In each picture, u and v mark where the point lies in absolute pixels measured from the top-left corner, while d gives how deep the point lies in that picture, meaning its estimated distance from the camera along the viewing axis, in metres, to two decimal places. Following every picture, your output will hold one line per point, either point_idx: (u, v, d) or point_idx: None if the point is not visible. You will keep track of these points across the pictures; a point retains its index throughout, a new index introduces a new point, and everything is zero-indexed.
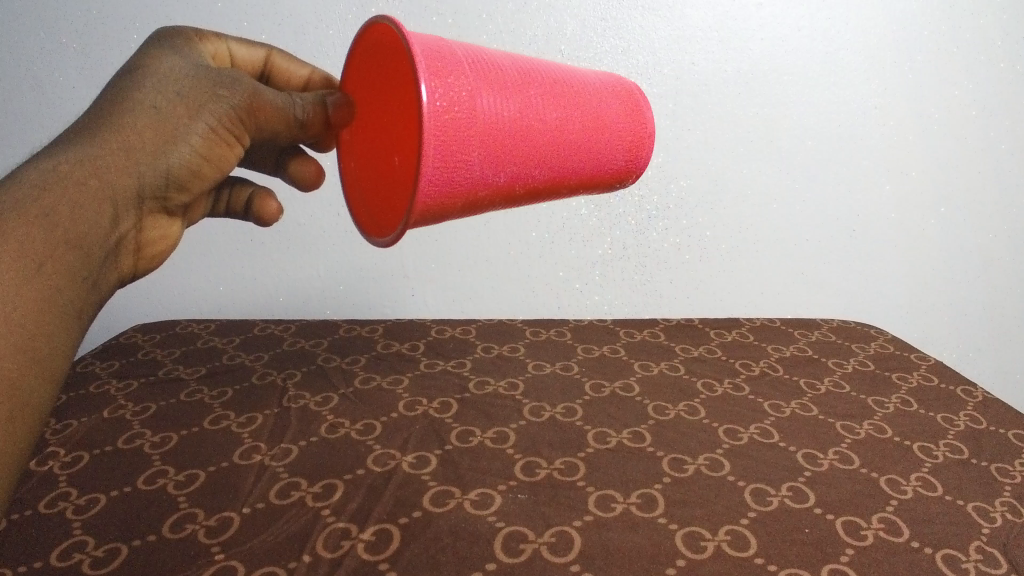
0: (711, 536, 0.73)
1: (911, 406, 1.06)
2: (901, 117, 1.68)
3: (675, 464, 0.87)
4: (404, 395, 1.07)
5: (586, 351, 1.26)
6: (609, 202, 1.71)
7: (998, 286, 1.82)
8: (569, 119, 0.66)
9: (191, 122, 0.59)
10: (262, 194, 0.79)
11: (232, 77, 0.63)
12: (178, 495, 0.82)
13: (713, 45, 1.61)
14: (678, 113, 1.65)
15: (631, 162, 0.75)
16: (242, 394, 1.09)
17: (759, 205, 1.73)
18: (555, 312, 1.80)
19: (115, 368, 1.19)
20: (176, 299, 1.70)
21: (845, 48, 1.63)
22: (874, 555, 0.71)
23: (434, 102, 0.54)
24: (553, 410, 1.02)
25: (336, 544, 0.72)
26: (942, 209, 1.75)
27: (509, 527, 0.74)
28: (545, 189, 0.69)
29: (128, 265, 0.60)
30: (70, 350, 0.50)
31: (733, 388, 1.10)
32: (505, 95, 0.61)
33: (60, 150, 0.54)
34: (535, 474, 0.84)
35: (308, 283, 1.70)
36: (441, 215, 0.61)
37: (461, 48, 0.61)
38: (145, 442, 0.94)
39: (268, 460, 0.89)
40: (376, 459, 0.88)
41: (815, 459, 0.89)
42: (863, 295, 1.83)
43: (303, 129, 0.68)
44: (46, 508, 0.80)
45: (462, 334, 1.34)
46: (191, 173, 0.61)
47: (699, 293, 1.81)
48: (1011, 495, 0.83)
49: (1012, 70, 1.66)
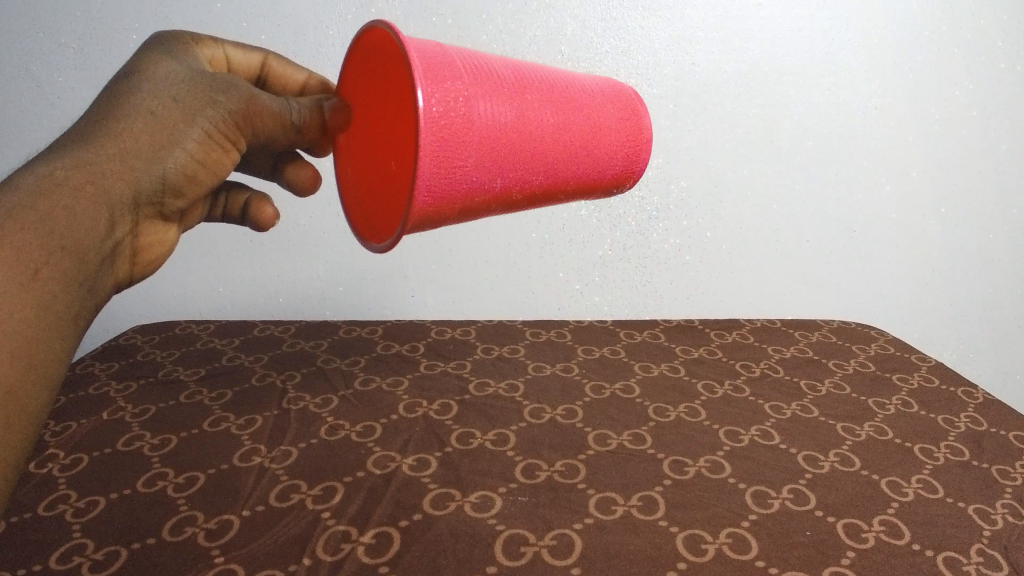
0: (713, 539, 0.73)
1: (912, 408, 1.06)
2: (902, 118, 1.68)
3: (676, 466, 0.87)
4: (405, 397, 1.07)
5: (587, 352, 1.26)
6: (609, 202, 1.71)
7: (998, 286, 1.82)
8: (566, 124, 0.66)
9: (188, 127, 0.59)
10: (258, 198, 0.78)
11: (229, 82, 0.62)
12: (177, 497, 0.81)
13: (714, 46, 1.61)
14: (679, 113, 1.65)
15: (628, 166, 0.75)
16: (242, 396, 1.08)
17: (759, 205, 1.73)
18: (555, 312, 1.80)
19: (114, 369, 1.19)
20: (174, 299, 1.70)
21: (846, 48, 1.63)
22: (876, 558, 0.71)
23: (430, 108, 0.54)
24: (554, 412, 1.02)
25: (336, 547, 0.72)
26: (942, 209, 1.75)
27: (510, 529, 0.74)
28: (542, 193, 0.68)
29: (124, 270, 0.60)
30: (67, 355, 0.49)
31: (733, 390, 1.10)
32: (502, 100, 0.60)
33: (55, 155, 0.54)
34: (536, 477, 0.84)
35: (307, 283, 1.69)
36: (438, 221, 0.61)
37: (458, 53, 0.61)
38: (145, 444, 0.94)
39: (267, 463, 0.89)
40: (376, 462, 0.88)
41: (815, 461, 0.89)
42: (863, 295, 1.83)
43: (299, 134, 0.67)
44: (46, 510, 0.80)
45: (462, 335, 1.34)
46: (187, 178, 0.61)
47: (699, 293, 1.81)
48: (1012, 496, 0.83)
49: (1012, 71, 1.66)
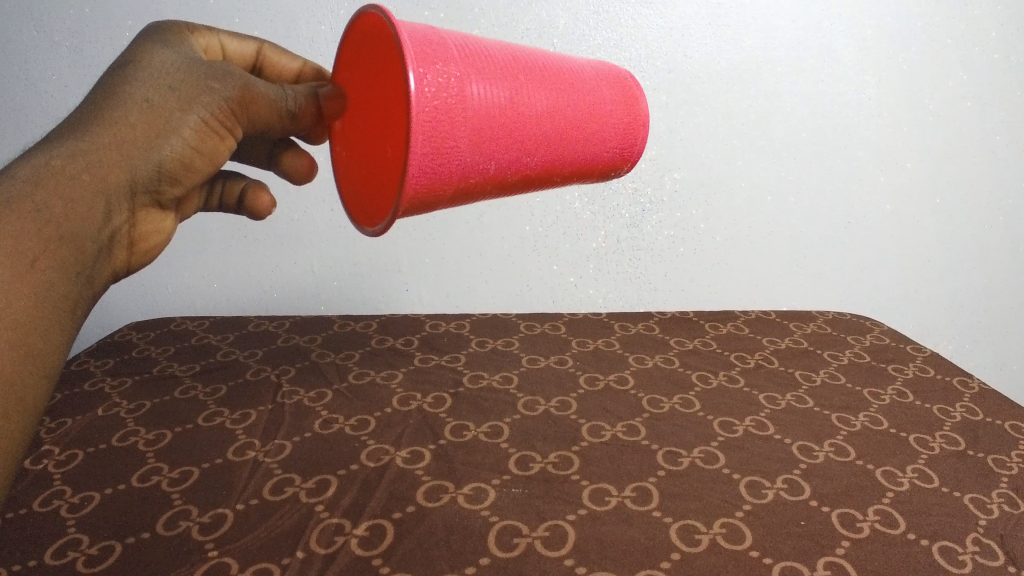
0: (706, 529, 0.73)
1: (907, 398, 1.06)
2: (898, 109, 1.68)
3: (671, 457, 0.87)
4: (398, 390, 1.07)
5: (581, 344, 1.26)
6: (603, 195, 1.71)
7: (994, 276, 1.82)
8: (562, 107, 0.66)
9: (184, 115, 0.59)
10: (254, 187, 0.77)
11: (223, 70, 0.62)
12: (172, 492, 0.81)
13: (707, 38, 1.60)
14: (671, 105, 1.64)
15: (625, 150, 0.74)
16: (235, 390, 1.08)
17: (755, 198, 1.73)
18: (550, 306, 1.80)
19: (109, 366, 1.19)
20: (170, 295, 1.70)
21: (839, 39, 1.62)
22: (871, 547, 0.71)
23: (422, 89, 0.54)
24: (548, 404, 1.01)
25: (329, 539, 0.72)
26: (937, 199, 1.74)
27: (503, 521, 0.74)
28: (537, 177, 0.68)
29: (121, 259, 0.60)
30: (65, 346, 0.49)
31: (727, 380, 1.11)
32: (496, 82, 0.60)
33: (53, 144, 0.54)
34: (530, 468, 0.84)
35: (302, 278, 1.69)
36: (431, 204, 0.60)
37: (450, 36, 0.60)
38: (139, 440, 0.94)
39: (262, 457, 0.88)
40: (370, 455, 0.88)
41: (810, 451, 0.89)
42: (859, 286, 1.83)
43: (295, 122, 0.67)
44: (41, 506, 0.80)
45: (457, 329, 1.33)
46: (183, 166, 0.60)
47: (694, 286, 1.81)
48: (1008, 486, 0.83)
49: (1007, 61, 1.65)
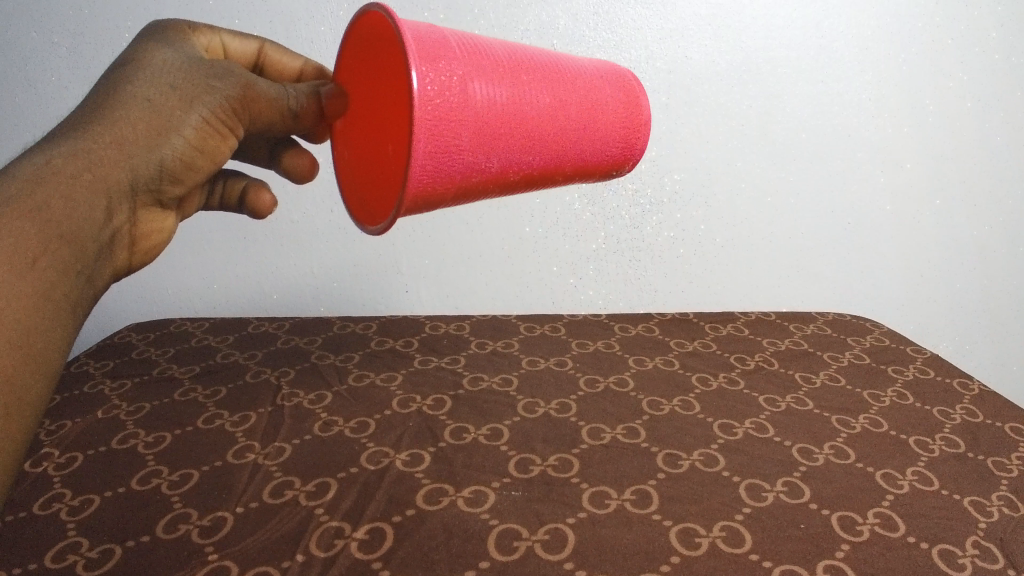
0: (706, 533, 0.72)
1: (907, 400, 1.06)
2: (897, 110, 1.68)
3: (671, 460, 0.87)
4: (398, 392, 1.06)
5: (581, 345, 1.26)
6: (603, 196, 1.70)
7: (994, 276, 1.82)
8: (563, 106, 0.65)
9: (186, 114, 0.58)
10: (255, 186, 0.77)
11: (225, 69, 0.62)
12: (172, 495, 0.81)
13: (707, 38, 1.60)
14: (671, 106, 1.64)
15: (626, 149, 0.74)
16: (235, 393, 1.08)
17: (755, 199, 1.73)
18: (549, 306, 1.79)
19: (108, 368, 1.19)
20: (170, 295, 1.70)
21: (839, 39, 1.62)
22: (871, 551, 0.71)
23: (424, 88, 0.53)
24: (548, 406, 1.01)
25: (329, 543, 0.72)
26: (937, 200, 1.74)
27: (502, 524, 0.74)
28: (539, 176, 0.68)
29: (122, 258, 0.60)
30: (66, 346, 0.49)
31: (727, 382, 1.11)
32: (498, 81, 0.60)
33: (55, 142, 0.53)
34: (529, 471, 0.84)
35: (302, 279, 1.69)
36: (433, 203, 0.60)
37: (452, 35, 0.60)
38: (139, 442, 0.94)
39: (262, 459, 0.88)
40: (370, 457, 0.88)
41: (810, 453, 0.89)
42: (858, 287, 1.83)
43: (297, 121, 0.66)
44: (41, 509, 0.80)
45: (457, 330, 1.33)
46: (184, 165, 0.60)
47: (694, 286, 1.80)
48: (1008, 489, 0.83)
49: (1007, 61, 1.65)
